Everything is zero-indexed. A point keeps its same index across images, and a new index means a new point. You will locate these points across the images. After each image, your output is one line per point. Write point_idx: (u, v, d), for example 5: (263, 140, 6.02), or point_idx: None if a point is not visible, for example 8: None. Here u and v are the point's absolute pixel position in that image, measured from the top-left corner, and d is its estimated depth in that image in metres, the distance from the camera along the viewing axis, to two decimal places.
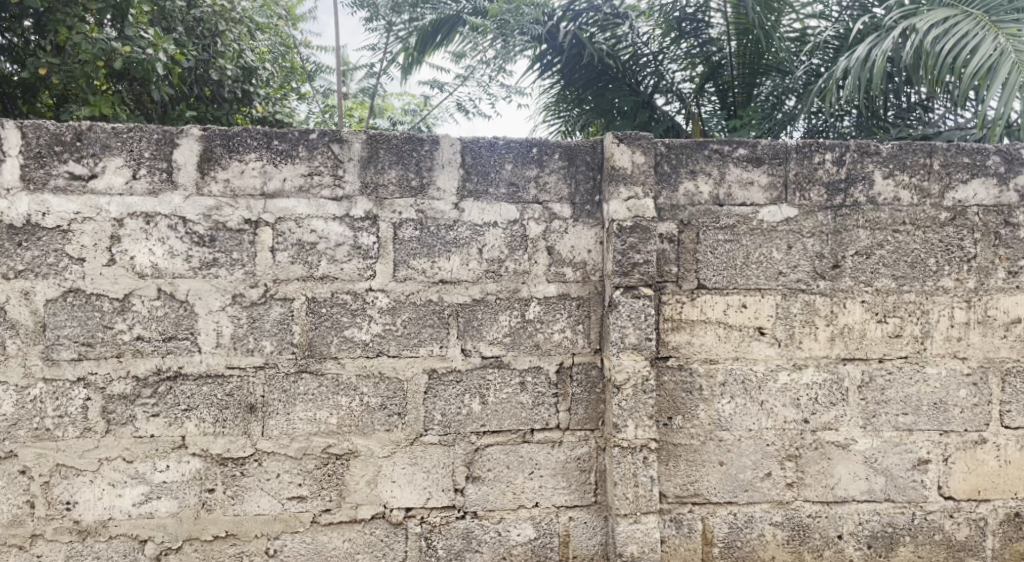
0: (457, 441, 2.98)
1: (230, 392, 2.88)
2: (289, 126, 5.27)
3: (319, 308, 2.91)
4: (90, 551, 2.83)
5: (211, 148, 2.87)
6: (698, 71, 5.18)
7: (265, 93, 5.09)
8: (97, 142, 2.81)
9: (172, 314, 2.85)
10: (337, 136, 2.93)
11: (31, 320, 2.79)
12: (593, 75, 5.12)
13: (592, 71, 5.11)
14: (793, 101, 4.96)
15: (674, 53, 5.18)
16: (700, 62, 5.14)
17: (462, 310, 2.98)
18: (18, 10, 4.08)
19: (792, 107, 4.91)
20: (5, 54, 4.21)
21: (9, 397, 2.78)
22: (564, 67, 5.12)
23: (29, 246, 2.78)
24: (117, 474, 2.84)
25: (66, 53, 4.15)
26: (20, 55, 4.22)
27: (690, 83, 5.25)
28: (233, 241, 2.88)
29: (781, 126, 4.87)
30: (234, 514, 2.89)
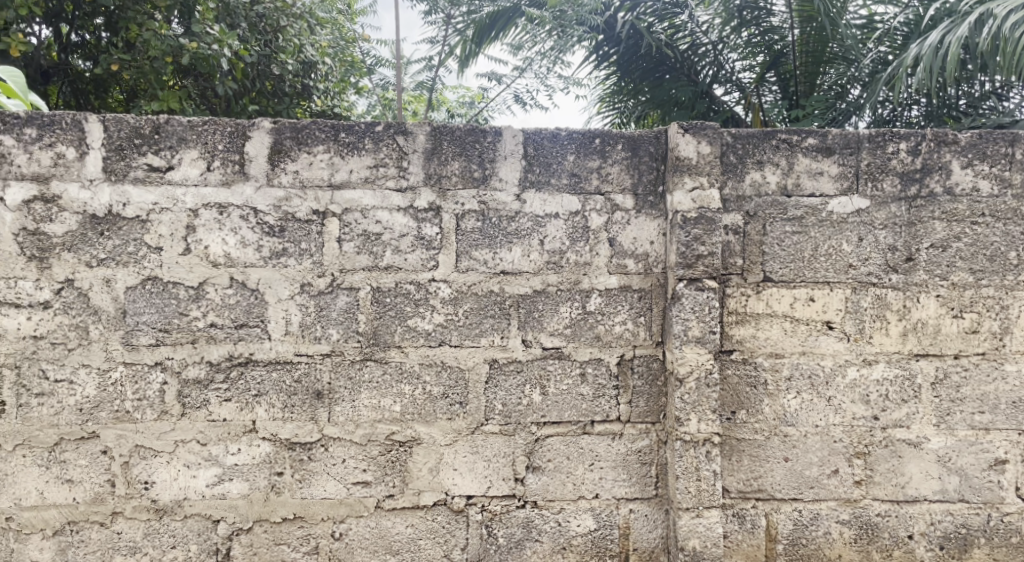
0: (518, 431, 3.00)
1: (298, 379, 2.96)
2: (346, 120, 5.42)
3: (383, 298, 2.96)
4: (167, 529, 2.94)
5: (281, 141, 2.94)
6: (760, 60, 5.04)
7: (325, 88, 5.25)
8: (173, 135, 2.91)
9: (243, 302, 2.94)
10: (402, 128, 2.96)
11: (112, 307, 2.90)
12: (651, 65, 5.10)
13: (648, 62, 5.10)
14: (858, 90, 4.89)
15: (734, 42, 5.04)
16: (762, 52, 4.99)
17: (523, 301, 2.99)
18: (91, 7, 4.45)
19: (857, 97, 4.85)
20: (79, 50, 4.66)
21: (92, 380, 2.91)
22: (621, 57, 5.11)
23: (110, 235, 2.90)
24: (191, 456, 2.94)
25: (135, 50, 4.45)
26: (93, 52, 4.65)
27: (750, 72, 5.13)
28: (302, 231, 2.95)
29: (846, 116, 4.84)
30: (301, 497, 2.97)
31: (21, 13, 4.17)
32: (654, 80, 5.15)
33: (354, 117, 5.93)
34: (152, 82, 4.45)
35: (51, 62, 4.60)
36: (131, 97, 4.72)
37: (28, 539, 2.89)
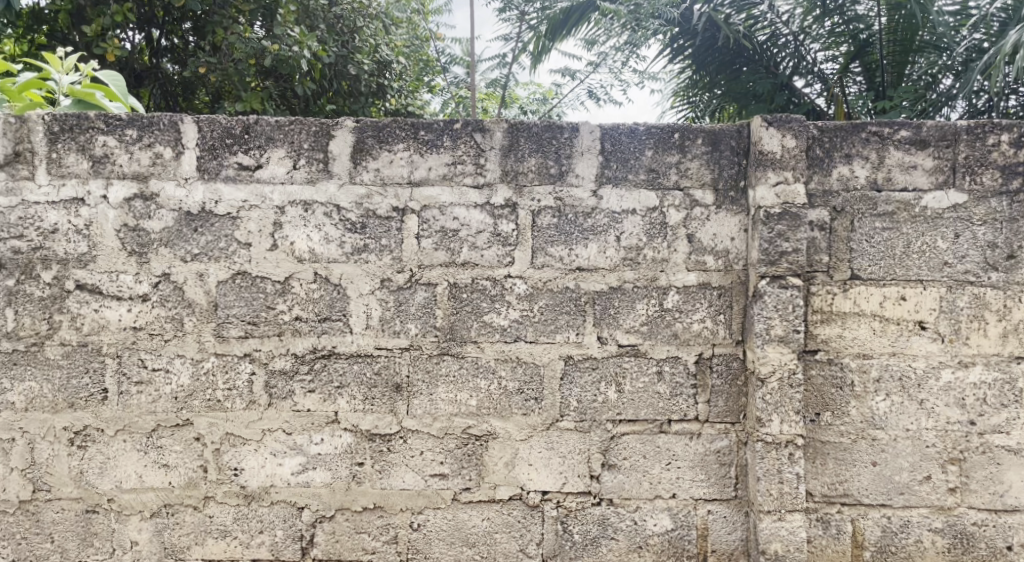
0: (593, 428, 2.97)
1: (378, 372, 2.93)
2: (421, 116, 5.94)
3: (460, 293, 2.93)
4: (255, 515, 2.92)
5: (362, 140, 2.91)
6: (844, 50, 5.11)
7: (398, 87, 5.92)
8: (262, 135, 2.89)
9: (326, 297, 2.92)
10: (480, 125, 2.93)
11: (204, 300, 2.90)
12: (727, 58, 5.16)
13: (723, 55, 5.17)
14: (951, 79, 4.82)
15: (817, 32, 5.13)
16: (846, 41, 5.07)
17: (598, 298, 2.96)
18: (180, 13, 5.18)
19: (949, 86, 4.79)
20: (167, 55, 5.33)
21: (186, 369, 2.90)
22: (695, 49, 5.18)
23: (203, 231, 2.90)
24: (277, 445, 2.92)
25: (221, 53, 5.01)
26: (181, 55, 5.30)
27: (834, 62, 5.20)
28: (382, 228, 2.92)
29: (937, 107, 4.80)
30: (381, 487, 2.94)
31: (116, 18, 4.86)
32: (732, 73, 5.21)
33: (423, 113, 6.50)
34: (237, 83, 4.98)
35: (143, 65, 5.28)
36: (216, 98, 5.32)
37: (126, 521, 2.89)
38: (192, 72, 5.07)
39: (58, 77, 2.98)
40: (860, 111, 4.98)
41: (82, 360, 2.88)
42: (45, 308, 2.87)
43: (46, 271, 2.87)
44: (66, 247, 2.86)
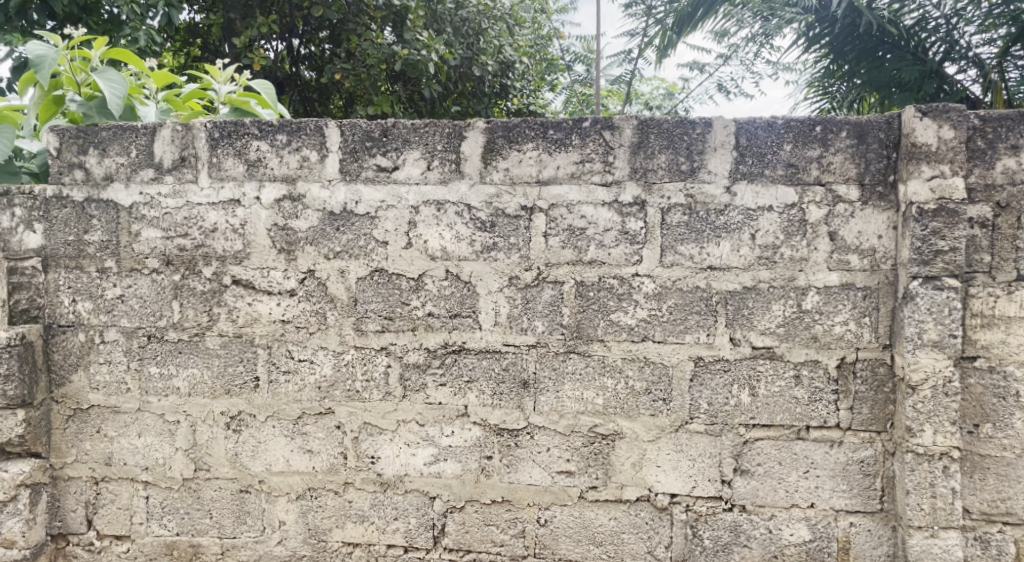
0: (725, 432, 2.81)
1: (506, 368, 2.78)
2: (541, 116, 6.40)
3: (587, 292, 2.78)
4: (390, 502, 2.80)
5: (493, 140, 2.75)
6: (1004, 32, 4.90)
7: (520, 86, 6.30)
8: (399, 137, 2.73)
9: (457, 294, 2.77)
10: (609, 122, 2.76)
11: (345, 295, 2.75)
12: (867, 45, 5.17)
13: (863, 43, 5.15)
14: None
15: (973, 14, 4.98)
16: (1007, 22, 4.87)
17: (731, 298, 2.79)
18: (318, 23, 5.61)
19: None
20: (308, 61, 5.86)
21: (328, 360, 2.77)
22: (834, 36, 5.21)
23: (344, 230, 2.75)
24: (411, 435, 2.79)
25: (355, 59, 5.46)
26: (319, 62, 5.82)
27: (993, 47, 4.99)
28: (511, 227, 2.76)
29: None
30: (509, 481, 2.81)
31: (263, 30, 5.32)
32: (874, 60, 5.19)
33: (547, 112, 6.96)
34: (370, 87, 5.46)
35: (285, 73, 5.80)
36: (349, 101, 5.87)
37: (275, 501, 2.79)
38: (330, 77, 5.51)
39: (217, 87, 3.06)
40: (1021, 98, 4.82)
41: (237, 350, 2.76)
42: (207, 301, 2.75)
43: (207, 266, 2.74)
44: (224, 244, 2.74)
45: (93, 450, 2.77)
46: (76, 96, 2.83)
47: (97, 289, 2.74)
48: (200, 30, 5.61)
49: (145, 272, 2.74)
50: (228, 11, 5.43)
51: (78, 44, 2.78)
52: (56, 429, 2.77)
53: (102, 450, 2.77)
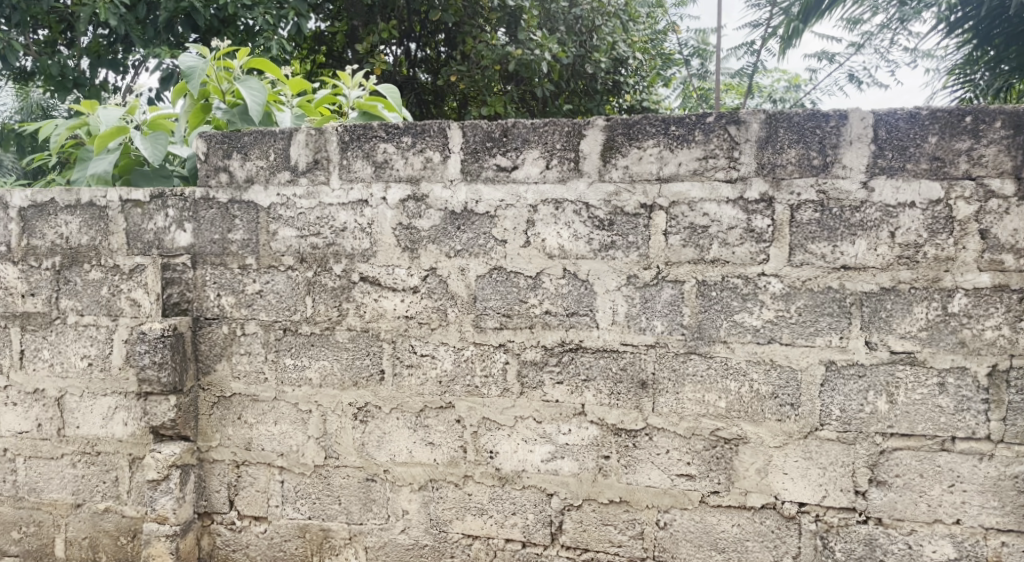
0: (859, 440, 2.67)
1: (624, 367, 2.76)
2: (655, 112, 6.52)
3: (709, 291, 2.71)
4: (508, 497, 2.84)
5: (613, 137, 2.73)
6: None
7: (634, 83, 6.41)
8: (519, 137, 2.76)
9: (575, 292, 2.77)
10: (735, 117, 2.68)
11: (465, 292, 2.81)
12: (1015, 30, 4.80)
13: (1012, 26, 4.79)
14: None
15: None
16: None
17: (867, 299, 2.64)
18: (434, 27, 6.09)
19: None
20: (425, 65, 6.29)
21: (448, 355, 2.84)
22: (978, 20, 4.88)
23: (464, 229, 2.81)
24: (528, 431, 2.82)
25: (470, 60, 5.89)
26: (434, 64, 6.25)
27: None
28: (629, 224, 2.73)
29: None
30: (627, 482, 2.78)
31: (384, 36, 5.86)
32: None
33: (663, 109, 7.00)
34: (484, 87, 5.83)
35: (404, 77, 6.25)
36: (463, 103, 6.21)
37: (399, 491, 2.89)
38: (445, 79, 5.97)
39: (347, 92, 3.21)
40: None
41: (364, 344, 2.88)
42: (336, 297, 2.88)
43: (337, 264, 2.87)
44: (353, 243, 2.86)
45: (235, 435, 2.96)
46: (221, 104, 3.02)
47: (239, 285, 2.92)
48: (325, 38, 6.13)
49: (281, 269, 2.90)
50: (352, 18, 5.98)
51: (222, 54, 2.98)
52: (202, 414, 2.97)
53: (243, 435, 2.96)
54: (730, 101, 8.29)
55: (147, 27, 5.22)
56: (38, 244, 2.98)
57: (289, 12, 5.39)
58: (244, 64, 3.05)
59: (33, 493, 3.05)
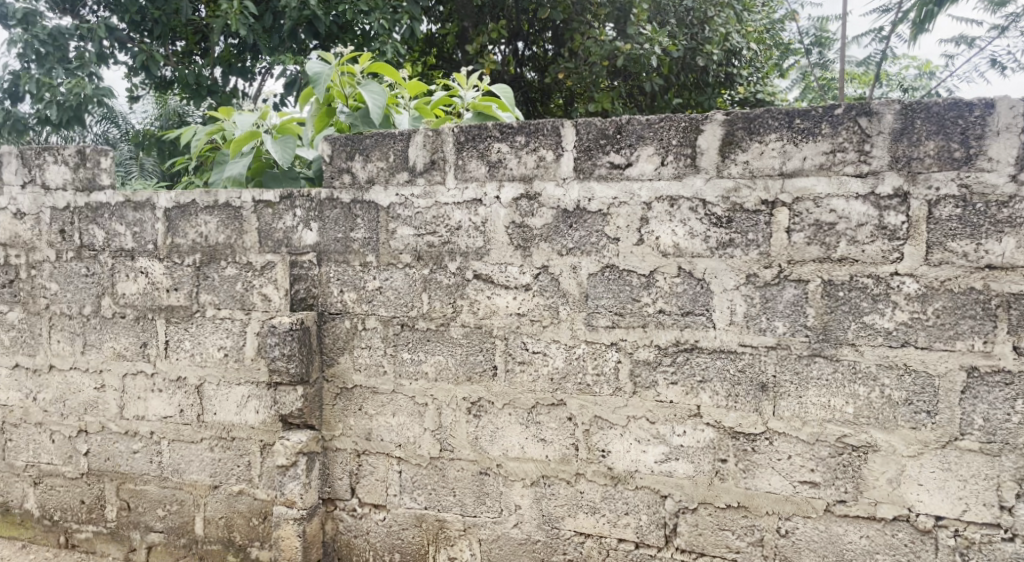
0: (1005, 452, 2.48)
1: (743, 369, 2.68)
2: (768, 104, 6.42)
3: (836, 291, 2.59)
4: (621, 496, 2.82)
5: (732, 132, 2.64)
6: None
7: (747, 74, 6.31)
8: (633, 134, 2.72)
9: (690, 292, 2.71)
10: (866, 108, 2.54)
11: (577, 290, 2.81)
12: None
13: None
14: None
15: None
16: None
17: (1015, 301, 2.45)
18: (541, 26, 6.41)
19: None
20: (530, 63, 6.62)
21: (560, 353, 2.84)
22: None
23: (577, 227, 2.80)
24: (641, 432, 2.78)
25: (579, 57, 6.08)
26: (541, 62, 6.57)
27: None
28: (749, 222, 2.64)
29: None
30: (745, 487, 2.70)
31: (493, 36, 6.19)
32: None
33: (781, 101, 6.86)
34: (591, 85, 6.03)
35: (511, 75, 6.58)
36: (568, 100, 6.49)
37: (511, 485, 2.92)
38: (553, 76, 6.26)
39: (462, 94, 3.26)
40: None
41: (478, 340, 2.92)
42: (451, 294, 2.94)
43: (452, 261, 2.93)
44: (467, 241, 2.91)
45: (356, 425, 3.08)
46: (344, 108, 3.16)
47: (360, 281, 3.03)
48: (436, 40, 6.69)
49: (400, 266, 2.98)
50: (462, 20, 6.42)
51: (345, 60, 3.12)
52: (327, 404, 3.11)
53: (363, 425, 3.07)
54: (852, 90, 8.00)
55: (273, 36, 5.64)
56: (181, 243, 3.20)
57: (402, 16, 5.62)
58: (365, 70, 3.19)
59: (175, 474, 3.28)
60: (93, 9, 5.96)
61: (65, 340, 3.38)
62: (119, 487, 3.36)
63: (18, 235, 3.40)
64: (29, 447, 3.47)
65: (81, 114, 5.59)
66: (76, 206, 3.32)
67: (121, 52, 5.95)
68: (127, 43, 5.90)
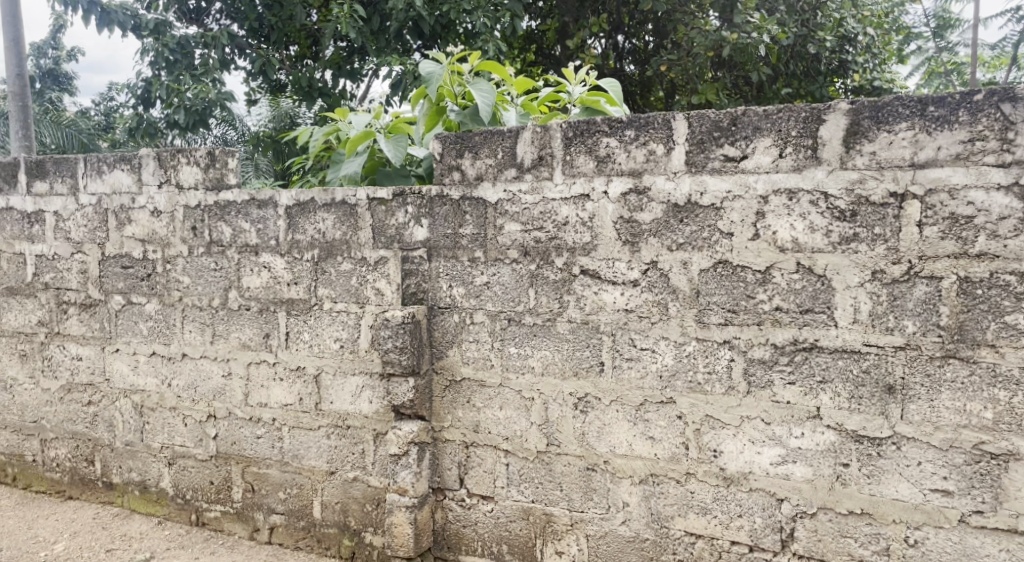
0: None
1: (867, 370, 2.54)
2: (888, 91, 6.27)
3: (973, 289, 2.42)
4: (734, 498, 2.73)
5: (858, 121, 2.51)
6: None
7: (863, 60, 6.16)
8: (749, 125, 2.62)
9: (810, 288, 2.59)
10: (1010, 94, 2.36)
11: (688, 287, 2.73)
12: None
13: None
14: None
15: None
16: None
17: None
18: (642, 18, 6.35)
19: None
20: (631, 56, 6.56)
21: (669, 350, 2.77)
22: None
23: (688, 222, 2.72)
24: (756, 433, 2.69)
25: (682, 48, 6.02)
26: (642, 55, 6.50)
27: None
28: (876, 215, 2.50)
29: None
30: (870, 493, 2.57)
31: (594, 29, 6.19)
32: None
33: (900, 87, 6.62)
34: (694, 76, 5.97)
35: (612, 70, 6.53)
36: (670, 93, 6.45)
37: (619, 483, 2.88)
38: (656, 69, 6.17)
39: (570, 90, 3.23)
40: None
41: (585, 336, 2.89)
42: (558, 290, 2.91)
43: (559, 257, 2.90)
44: (574, 237, 2.87)
45: (465, 417, 3.10)
46: (454, 106, 3.17)
47: (469, 276, 3.04)
48: (536, 36, 6.64)
49: (507, 261, 2.97)
50: (563, 15, 6.39)
51: (455, 59, 3.14)
52: (436, 396, 3.14)
53: (471, 418, 3.09)
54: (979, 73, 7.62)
55: (379, 38, 5.74)
56: (301, 239, 3.29)
57: (504, 14, 5.64)
58: (474, 68, 3.21)
59: (294, 460, 3.38)
60: (217, 17, 6.21)
61: (196, 330, 3.54)
62: (243, 469, 3.49)
63: (155, 232, 3.58)
64: (164, 430, 3.65)
65: (206, 118, 5.84)
66: (205, 205, 3.46)
67: (240, 58, 6.19)
68: (246, 49, 6.13)
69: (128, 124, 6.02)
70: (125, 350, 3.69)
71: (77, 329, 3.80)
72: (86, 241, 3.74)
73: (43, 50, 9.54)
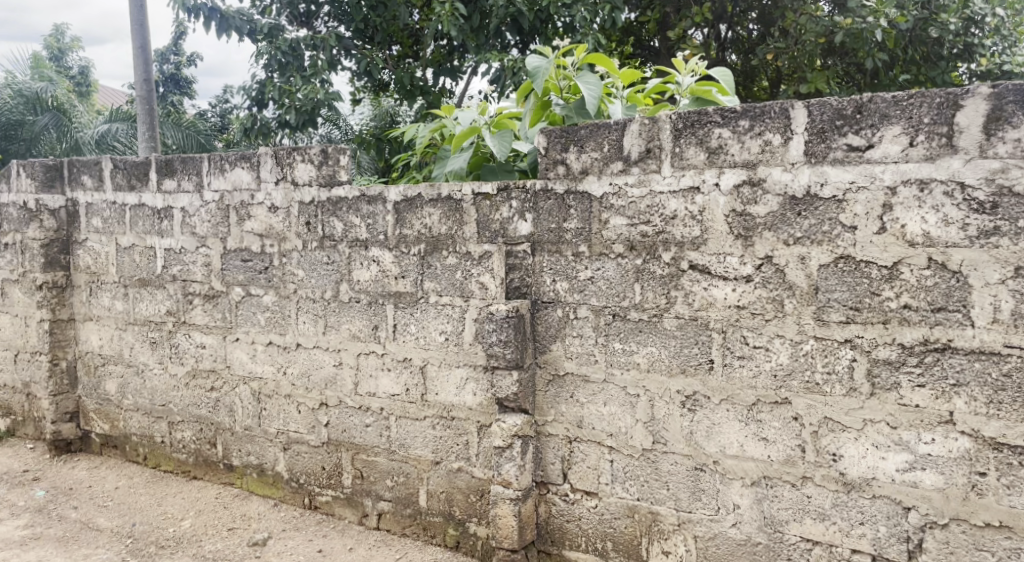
0: None
1: (1008, 373, 2.36)
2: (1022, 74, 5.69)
3: None
4: (855, 505, 2.58)
5: (1000, 107, 2.32)
6: None
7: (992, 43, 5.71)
8: (876, 113, 2.46)
9: (942, 285, 2.42)
10: None
11: (806, 283, 2.59)
12: None
13: None
14: None
15: None
16: None
17: None
18: (747, 5, 6.14)
19: None
20: (733, 45, 6.37)
21: (785, 348, 2.64)
22: None
23: (807, 215, 2.58)
24: (880, 437, 2.53)
25: (791, 37, 5.81)
26: (744, 45, 6.33)
27: None
28: (1020, 207, 2.31)
29: None
30: (1009, 505, 2.38)
31: (697, 19, 5.98)
32: None
33: None
34: (804, 65, 5.75)
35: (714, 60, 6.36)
36: (775, 82, 6.28)
37: (730, 484, 2.76)
38: (762, 57, 6.00)
39: (679, 80, 3.11)
40: None
41: (693, 333, 2.78)
42: (665, 285, 2.81)
43: (666, 252, 2.81)
44: (683, 231, 2.77)
45: (568, 412, 3.04)
46: (559, 100, 3.12)
47: (573, 271, 2.98)
48: (633, 28, 6.50)
49: (612, 256, 2.90)
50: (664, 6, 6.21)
51: (562, 52, 3.08)
52: (539, 390, 3.10)
53: (575, 413, 3.03)
54: None
55: (479, 34, 5.71)
56: (408, 234, 3.29)
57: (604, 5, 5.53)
58: (580, 60, 3.13)
59: (402, 448, 3.40)
60: (325, 20, 6.31)
61: (310, 321, 3.60)
62: (353, 457, 3.53)
63: (272, 227, 3.66)
64: (280, 416, 3.72)
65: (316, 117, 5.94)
66: (319, 201, 3.51)
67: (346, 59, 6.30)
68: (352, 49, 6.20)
69: (243, 123, 6.17)
70: (245, 339, 3.79)
71: (202, 318, 3.93)
72: (209, 235, 3.86)
73: (166, 56, 9.95)
